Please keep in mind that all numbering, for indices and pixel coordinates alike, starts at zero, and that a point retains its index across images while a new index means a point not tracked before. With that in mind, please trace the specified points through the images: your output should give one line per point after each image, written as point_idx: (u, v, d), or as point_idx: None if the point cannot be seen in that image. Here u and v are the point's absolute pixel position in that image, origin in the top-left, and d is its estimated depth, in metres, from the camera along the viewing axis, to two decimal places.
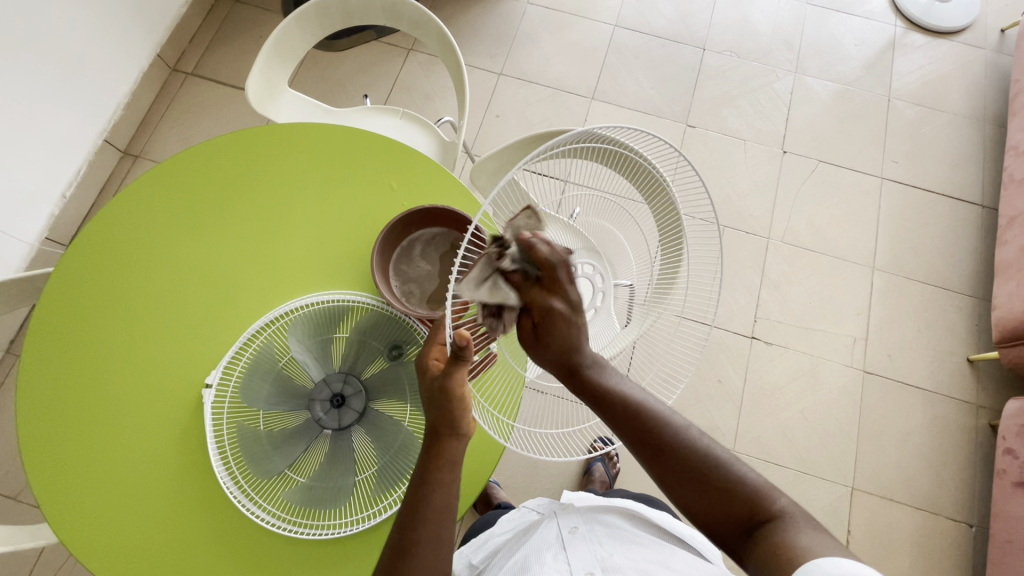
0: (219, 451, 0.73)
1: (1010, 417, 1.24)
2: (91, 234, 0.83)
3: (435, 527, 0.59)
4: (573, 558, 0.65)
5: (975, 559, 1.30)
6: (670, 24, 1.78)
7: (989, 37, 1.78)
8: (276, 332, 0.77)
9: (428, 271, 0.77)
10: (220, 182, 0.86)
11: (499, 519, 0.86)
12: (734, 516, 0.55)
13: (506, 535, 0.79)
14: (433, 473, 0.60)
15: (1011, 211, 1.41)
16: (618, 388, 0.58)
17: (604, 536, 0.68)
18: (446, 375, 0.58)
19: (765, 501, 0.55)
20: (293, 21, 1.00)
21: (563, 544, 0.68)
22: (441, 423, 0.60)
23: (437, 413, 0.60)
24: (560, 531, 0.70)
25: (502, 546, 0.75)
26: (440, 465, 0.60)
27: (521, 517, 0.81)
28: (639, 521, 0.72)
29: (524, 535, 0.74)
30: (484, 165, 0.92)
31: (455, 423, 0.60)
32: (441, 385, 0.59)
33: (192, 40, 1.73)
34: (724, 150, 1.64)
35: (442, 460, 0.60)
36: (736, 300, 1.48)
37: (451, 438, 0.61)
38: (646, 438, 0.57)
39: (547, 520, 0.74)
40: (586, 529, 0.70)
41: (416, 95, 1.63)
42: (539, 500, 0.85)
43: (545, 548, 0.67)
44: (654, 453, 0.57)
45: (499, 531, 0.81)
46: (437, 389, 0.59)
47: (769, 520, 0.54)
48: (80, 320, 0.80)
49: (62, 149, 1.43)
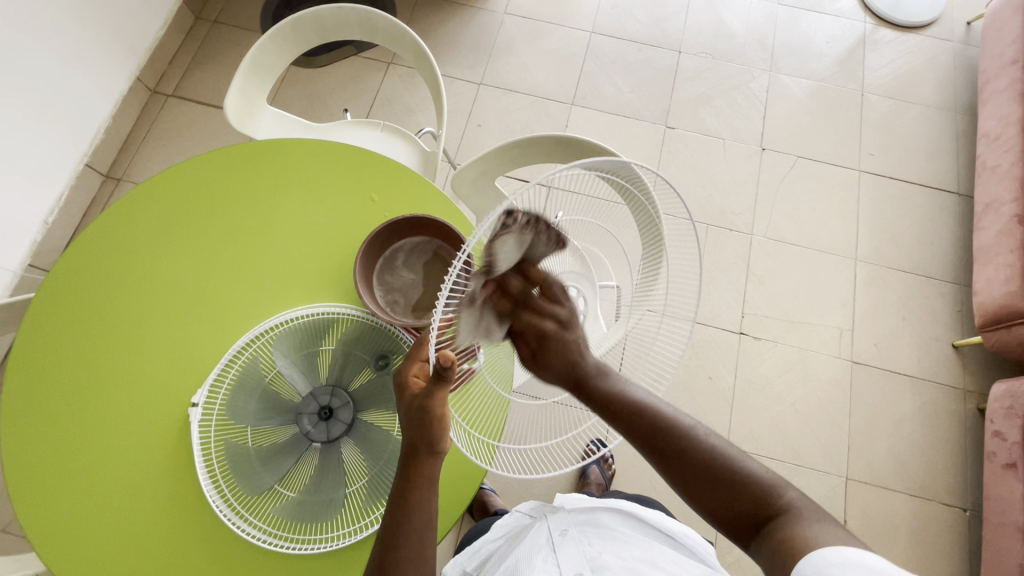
0: (206, 468, 0.72)
1: (996, 400, 1.26)
2: (75, 255, 0.83)
3: (418, 546, 0.60)
4: (563, 559, 0.65)
5: (971, 543, 1.31)
6: (645, 28, 1.81)
7: (956, 29, 1.83)
8: (261, 347, 0.77)
9: (412, 280, 0.78)
10: (204, 199, 0.86)
11: (493, 524, 0.85)
12: (738, 513, 0.57)
13: (497, 540, 0.78)
14: (411, 493, 0.61)
15: (986, 197, 1.44)
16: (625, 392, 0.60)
17: (594, 536, 0.69)
18: (427, 396, 0.56)
19: (769, 496, 0.56)
20: (270, 39, 1.01)
21: (553, 546, 0.68)
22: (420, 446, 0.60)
23: (413, 432, 0.60)
24: (551, 534, 0.70)
25: (494, 552, 0.75)
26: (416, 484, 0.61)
27: (514, 522, 0.81)
28: (629, 520, 0.73)
29: (516, 539, 0.74)
30: (463, 173, 0.93)
31: (434, 445, 0.60)
32: (422, 403, 0.57)
33: (172, 61, 1.74)
34: (704, 150, 1.66)
35: (420, 480, 0.61)
36: (723, 297, 1.49)
37: (428, 458, 0.61)
38: (657, 442, 0.60)
39: (538, 524, 0.74)
40: (576, 530, 0.70)
41: (397, 107, 1.65)
42: (530, 504, 0.84)
43: (536, 551, 0.67)
44: (663, 456, 0.60)
45: (491, 538, 0.81)
46: (417, 408, 0.58)
47: (777, 513, 0.55)
48: (65, 342, 0.80)
49: (45, 176, 1.43)
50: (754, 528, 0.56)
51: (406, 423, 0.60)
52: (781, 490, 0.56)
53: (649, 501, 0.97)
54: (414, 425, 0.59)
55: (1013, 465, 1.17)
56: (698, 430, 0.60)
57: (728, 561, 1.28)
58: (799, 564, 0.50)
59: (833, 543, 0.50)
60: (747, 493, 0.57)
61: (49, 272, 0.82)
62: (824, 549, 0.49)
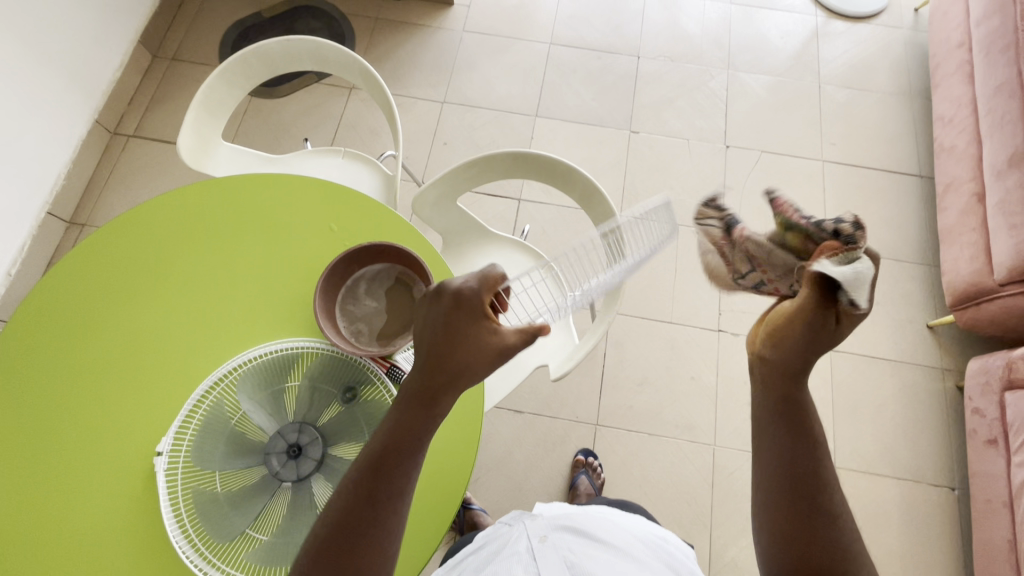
0: (175, 518, 0.70)
1: (973, 376, 1.27)
2: (37, 300, 0.82)
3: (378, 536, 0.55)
4: (543, 567, 0.64)
5: (963, 522, 1.31)
6: (603, 36, 1.84)
7: (905, 17, 1.87)
8: (225, 390, 0.75)
9: (375, 307, 0.78)
10: (166, 238, 0.85)
11: (473, 536, 0.83)
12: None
13: (474, 552, 0.76)
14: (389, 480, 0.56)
15: (945, 177, 1.46)
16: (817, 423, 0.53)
17: (576, 541, 0.68)
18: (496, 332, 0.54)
19: None
20: (218, 76, 1.01)
21: (533, 554, 0.67)
22: (465, 371, 0.54)
23: (468, 346, 0.54)
24: (531, 543, 0.69)
25: (471, 560, 0.73)
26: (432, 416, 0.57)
27: (492, 531, 0.79)
28: (607, 524, 0.72)
29: (494, 547, 0.72)
30: (424, 196, 0.98)
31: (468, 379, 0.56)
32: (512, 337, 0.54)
33: (131, 102, 1.73)
34: (669, 151, 1.68)
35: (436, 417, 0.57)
36: (699, 296, 1.50)
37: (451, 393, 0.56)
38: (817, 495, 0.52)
39: (516, 531, 0.73)
40: (555, 535, 0.69)
41: (362, 131, 1.65)
42: (510, 512, 0.83)
43: (516, 561, 0.66)
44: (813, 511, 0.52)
45: (470, 550, 0.78)
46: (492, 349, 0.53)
47: None
48: (23, 397, 0.78)
49: (5, 227, 1.40)
50: None
51: (455, 345, 0.54)
52: None
53: (631, 505, 0.96)
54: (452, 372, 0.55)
55: (995, 441, 1.18)
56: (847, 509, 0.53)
57: (725, 560, 1.26)
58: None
59: None
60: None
61: (13, 315, 0.82)
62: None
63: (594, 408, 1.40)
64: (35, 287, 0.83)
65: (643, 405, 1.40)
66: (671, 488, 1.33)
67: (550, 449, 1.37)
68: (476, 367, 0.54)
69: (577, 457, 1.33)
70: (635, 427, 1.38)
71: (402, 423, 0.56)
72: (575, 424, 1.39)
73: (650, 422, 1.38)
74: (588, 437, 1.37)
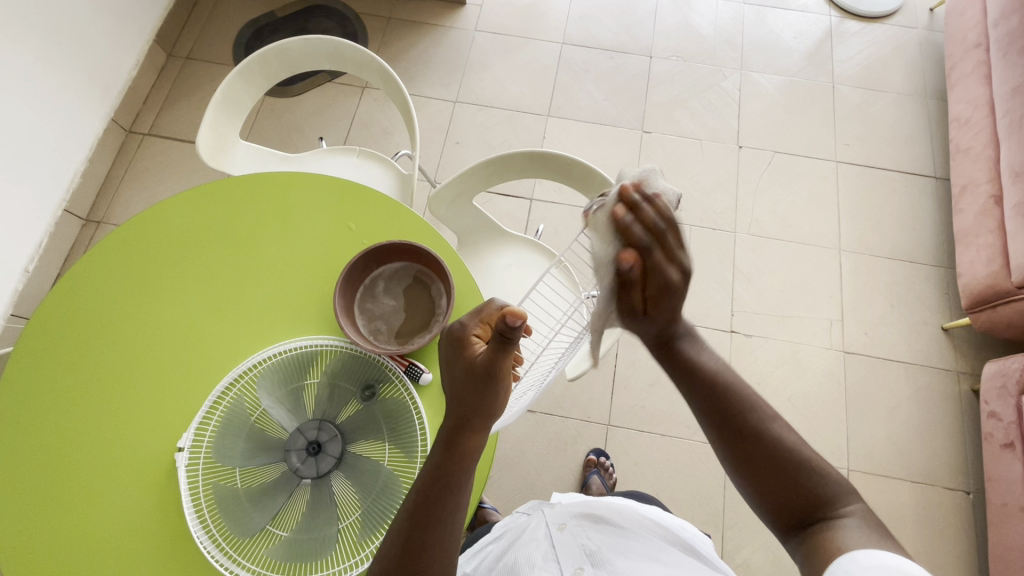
0: (196, 513, 0.70)
1: (989, 379, 1.26)
2: (59, 297, 0.83)
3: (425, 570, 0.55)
4: (562, 553, 0.65)
5: (977, 526, 1.30)
6: (615, 36, 1.83)
7: (920, 17, 1.86)
8: (244, 387, 0.75)
9: (394, 306, 0.79)
10: (186, 237, 0.86)
11: (492, 527, 0.84)
12: (787, 507, 0.59)
13: (494, 541, 0.77)
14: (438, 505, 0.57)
15: (961, 179, 1.45)
16: (702, 362, 0.65)
17: (593, 527, 0.69)
18: (491, 360, 0.55)
19: (833, 505, 0.58)
20: (237, 75, 1.02)
21: (552, 540, 0.68)
22: (477, 408, 0.57)
23: (461, 381, 0.58)
24: (549, 530, 0.70)
25: (492, 547, 0.75)
26: (459, 457, 0.59)
27: (512, 520, 0.81)
28: (625, 511, 0.73)
29: (514, 535, 0.74)
30: (440, 195, 0.99)
31: (488, 415, 0.58)
32: (487, 367, 0.55)
33: (146, 101, 1.75)
34: (681, 152, 1.68)
35: (464, 456, 0.59)
36: (712, 297, 1.50)
37: (477, 432, 0.58)
38: (733, 424, 0.63)
39: (535, 520, 0.74)
40: (574, 524, 0.70)
41: (374, 130, 1.65)
42: (528, 504, 0.84)
43: (535, 546, 0.68)
44: (740, 444, 0.62)
45: (491, 538, 0.80)
46: (483, 371, 0.55)
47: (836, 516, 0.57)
48: (47, 397, 0.79)
49: (24, 225, 1.42)
50: (803, 523, 0.58)
51: (459, 386, 0.58)
52: (846, 502, 0.58)
53: (646, 496, 0.97)
54: (474, 393, 0.57)
55: (1011, 445, 1.17)
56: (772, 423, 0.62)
57: (737, 561, 1.26)
58: (831, 566, 0.52)
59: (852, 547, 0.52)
60: (814, 492, 0.58)
61: (35, 313, 0.82)
62: (851, 553, 0.51)
63: (606, 408, 1.40)
64: (57, 284, 0.84)
65: (654, 406, 1.40)
66: (682, 489, 1.32)
67: (561, 449, 1.37)
68: (497, 387, 0.56)
69: (588, 457, 1.33)
70: (647, 428, 1.38)
71: (431, 466, 0.58)
72: (587, 424, 1.39)
73: (662, 423, 1.38)
74: (600, 437, 1.37)
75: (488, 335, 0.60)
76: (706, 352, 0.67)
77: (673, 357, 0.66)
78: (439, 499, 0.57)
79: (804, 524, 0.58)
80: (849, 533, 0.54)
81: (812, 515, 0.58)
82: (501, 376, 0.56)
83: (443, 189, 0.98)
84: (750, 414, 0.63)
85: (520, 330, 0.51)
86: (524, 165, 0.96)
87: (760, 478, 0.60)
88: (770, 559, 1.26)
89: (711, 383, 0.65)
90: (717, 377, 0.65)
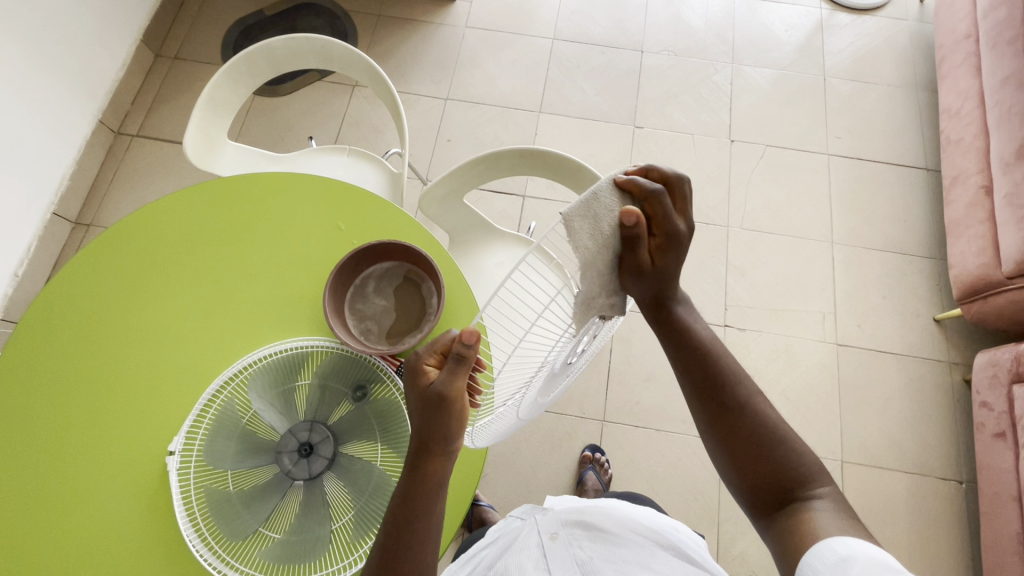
0: (188, 516, 0.70)
1: (981, 369, 1.27)
2: (47, 299, 0.82)
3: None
4: (553, 564, 0.65)
5: (970, 515, 1.31)
6: (606, 31, 1.83)
7: (910, 8, 1.86)
8: (236, 389, 0.76)
9: (384, 306, 0.79)
10: (173, 237, 0.85)
11: (485, 532, 0.83)
12: (762, 488, 0.60)
13: (488, 547, 0.77)
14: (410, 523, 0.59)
15: (952, 170, 1.45)
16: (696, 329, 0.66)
17: (584, 536, 0.69)
18: (446, 381, 0.56)
19: (803, 484, 0.59)
20: (224, 75, 1.01)
21: (544, 551, 0.68)
22: (433, 433, 0.59)
23: (416, 410, 0.59)
24: (542, 539, 0.70)
25: (484, 556, 0.74)
26: (420, 481, 0.60)
27: (506, 525, 0.80)
28: (618, 518, 0.73)
29: (505, 543, 0.73)
30: (432, 192, 0.98)
31: (448, 440, 0.60)
32: (440, 392, 0.57)
33: (134, 102, 1.74)
34: (674, 147, 1.67)
35: (427, 478, 0.60)
36: (706, 291, 1.50)
37: (439, 456, 0.60)
38: (717, 390, 0.63)
39: (528, 528, 0.74)
40: (566, 532, 0.70)
41: (365, 129, 1.64)
42: (522, 507, 0.84)
43: (526, 556, 0.67)
44: (721, 407, 0.63)
45: (483, 545, 0.79)
46: (435, 397, 0.57)
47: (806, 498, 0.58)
48: (39, 397, 0.78)
49: (12, 229, 1.41)
50: (777, 503, 0.59)
51: (415, 413, 0.59)
52: (817, 483, 0.59)
53: (641, 497, 0.97)
54: (429, 418, 0.58)
55: (1002, 435, 1.18)
56: (752, 398, 0.63)
57: (732, 554, 1.26)
58: (808, 552, 0.52)
59: (828, 535, 0.53)
60: (793, 470, 0.59)
61: (24, 313, 0.82)
62: (829, 542, 0.51)
63: (601, 404, 1.40)
64: (45, 285, 0.83)
65: (649, 401, 1.40)
66: (678, 483, 1.33)
67: (557, 446, 1.37)
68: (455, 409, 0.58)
69: (584, 454, 1.34)
70: (642, 423, 1.38)
71: (397, 493, 0.61)
72: (582, 420, 1.39)
73: (657, 417, 1.39)
74: (595, 433, 1.38)
75: (442, 363, 0.60)
76: (699, 321, 0.67)
77: (667, 320, 0.66)
78: (405, 522, 0.59)
79: (779, 508, 0.59)
80: (821, 515, 0.55)
81: (787, 494, 0.59)
82: (453, 400, 0.57)
83: (435, 186, 0.97)
84: (738, 387, 0.63)
85: (476, 348, 0.54)
86: (517, 161, 0.95)
87: (740, 445, 0.61)
88: (767, 552, 1.27)
89: (701, 345, 0.66)
90: (706, 347, 0.65)
